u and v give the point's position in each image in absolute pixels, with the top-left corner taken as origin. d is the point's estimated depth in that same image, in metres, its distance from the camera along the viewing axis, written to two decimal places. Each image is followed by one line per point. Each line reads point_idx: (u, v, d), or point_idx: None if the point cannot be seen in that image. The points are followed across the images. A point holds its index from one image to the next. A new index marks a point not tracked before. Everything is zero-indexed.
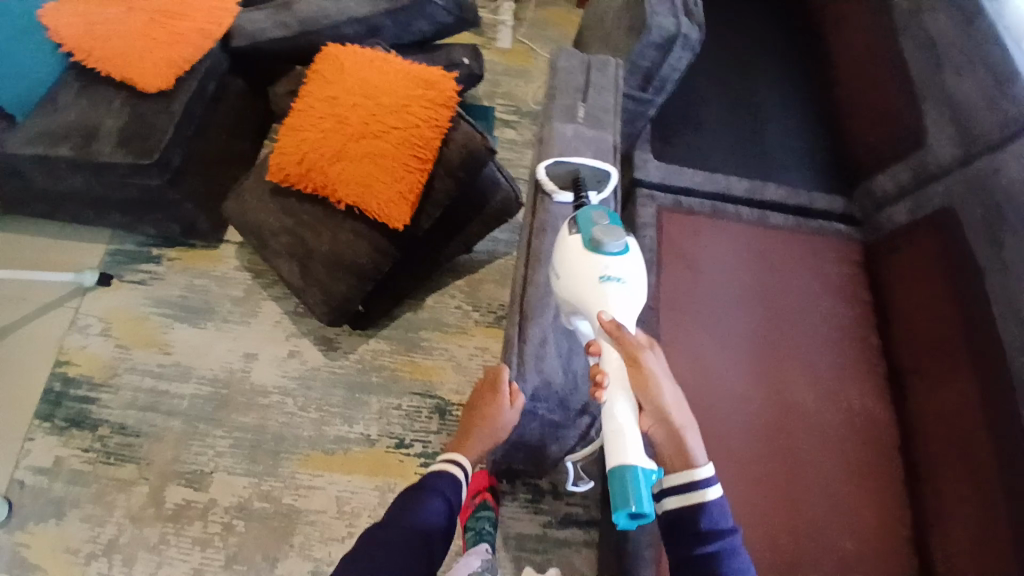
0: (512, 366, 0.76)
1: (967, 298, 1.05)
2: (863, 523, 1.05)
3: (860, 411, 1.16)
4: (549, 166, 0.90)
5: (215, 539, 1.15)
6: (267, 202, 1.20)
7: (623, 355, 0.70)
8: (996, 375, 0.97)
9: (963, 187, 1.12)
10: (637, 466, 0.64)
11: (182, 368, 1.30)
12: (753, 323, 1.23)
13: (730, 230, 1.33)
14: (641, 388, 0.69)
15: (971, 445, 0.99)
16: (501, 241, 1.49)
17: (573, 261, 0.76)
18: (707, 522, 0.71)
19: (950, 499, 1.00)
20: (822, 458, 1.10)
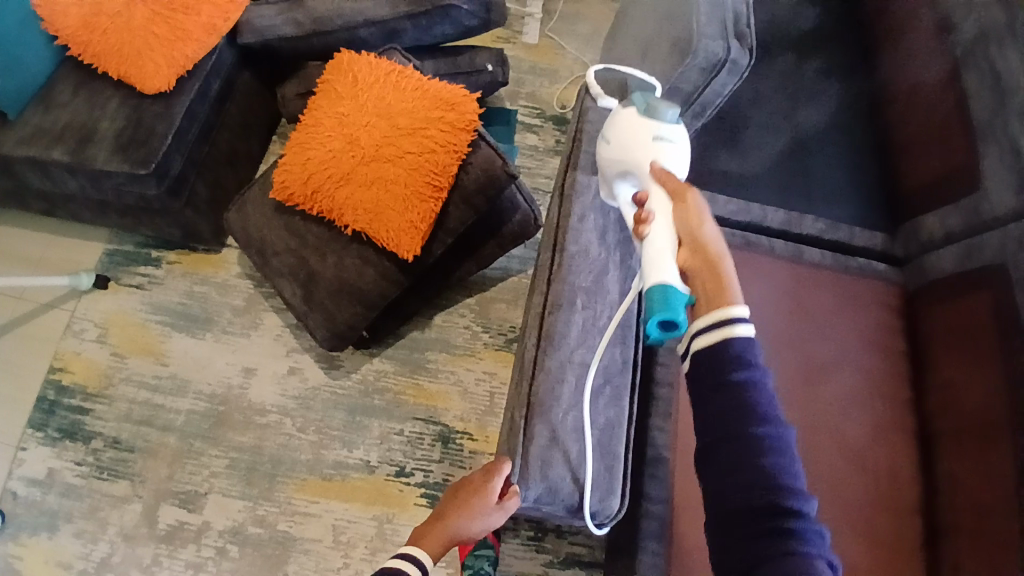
0: (515, 468, 0.75)
1: (1015, 373, 0.97)
2: None
3: (886, 473, 1.11)
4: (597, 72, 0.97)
5: (208, 564, 1.13)
6: (271, 219, 1.13)
7: (669, 190, 0.73)
8: None
9: (1018, 244, 1.03)
10: (672, 279, 0.65)
11: (178, 381, 1.25)
12: (782, 369, 1.17)
13: (763, 264, 1.26)
14: (686, 222, 0.71)
15: (1006, 539, 0.93)
16: (516, 258, 1.41)
17: (626, 125, 0.80)
18: (738, 348, 0.61)
19: None
20: (841, 519, 1.06)
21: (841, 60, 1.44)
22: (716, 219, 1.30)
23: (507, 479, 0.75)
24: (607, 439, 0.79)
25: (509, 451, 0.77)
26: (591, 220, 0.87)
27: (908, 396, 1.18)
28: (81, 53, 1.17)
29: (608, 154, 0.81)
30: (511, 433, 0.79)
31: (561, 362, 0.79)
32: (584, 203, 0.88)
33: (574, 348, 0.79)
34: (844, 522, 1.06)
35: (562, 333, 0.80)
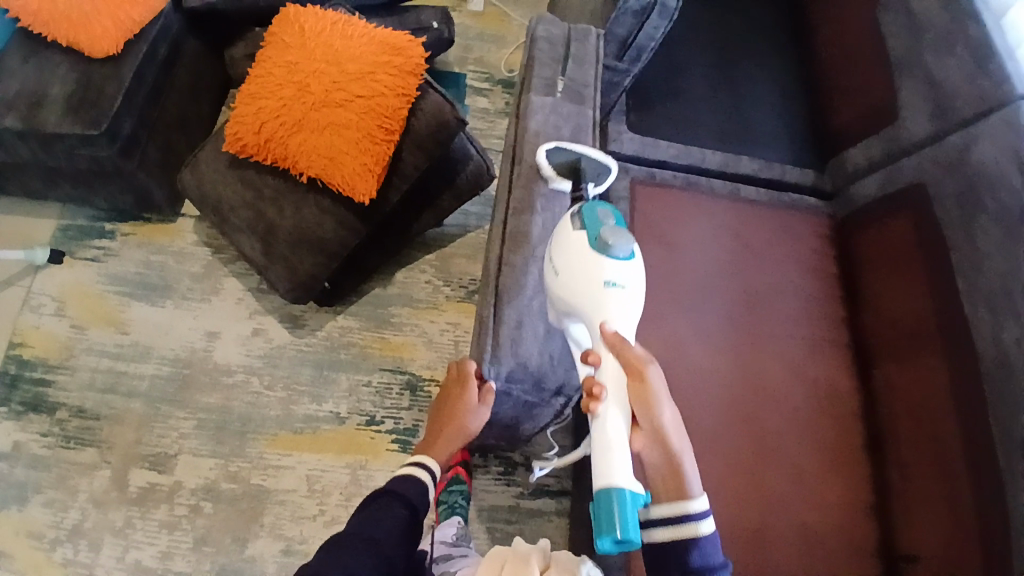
0: (488, 348, 0.79)
1: (939, 278, 1.04)
2: (828, 496, 1.06)
3: (829, 388, 1.15)
4: (549, 149, 0.88)
5: (182, 522, 1.14)
6: (225, 175, 1.16)
7: (623, 363, 0.71)
8: (967, 360, 0.96)
9: (933, 163, 1.11)
10: (624, 487, 0.65)
11: (141, 348, 1.26)
12: (725, 300, 1.20)
13: (703, 203, 1.29)
14: (642, 406, 0.71)
15: (941, 429, 0.98)
16: (473, 214, 1.45)
17: (574, 261, 0.76)
18: (698, 557, 0.71)
19: (916, 477, 1.01)
20: (789, 434, 1.10)
21: (769, 14, 1.54)
22: (658, 162, 1.32)
23: (480, 375, 0.80)
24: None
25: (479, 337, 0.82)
26: (546, 135, 0.92)
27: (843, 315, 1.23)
28: (31, 24, 1.16)
29: (556, 294, 0.77)
30: (479, 328, 0.83)
31: (525, 257, 0.84)
32: (538, 121, 0.93)
33: (536, 245, 0.85)
34: (792, 437, 1.10)
35: (524, 233, 0.85)
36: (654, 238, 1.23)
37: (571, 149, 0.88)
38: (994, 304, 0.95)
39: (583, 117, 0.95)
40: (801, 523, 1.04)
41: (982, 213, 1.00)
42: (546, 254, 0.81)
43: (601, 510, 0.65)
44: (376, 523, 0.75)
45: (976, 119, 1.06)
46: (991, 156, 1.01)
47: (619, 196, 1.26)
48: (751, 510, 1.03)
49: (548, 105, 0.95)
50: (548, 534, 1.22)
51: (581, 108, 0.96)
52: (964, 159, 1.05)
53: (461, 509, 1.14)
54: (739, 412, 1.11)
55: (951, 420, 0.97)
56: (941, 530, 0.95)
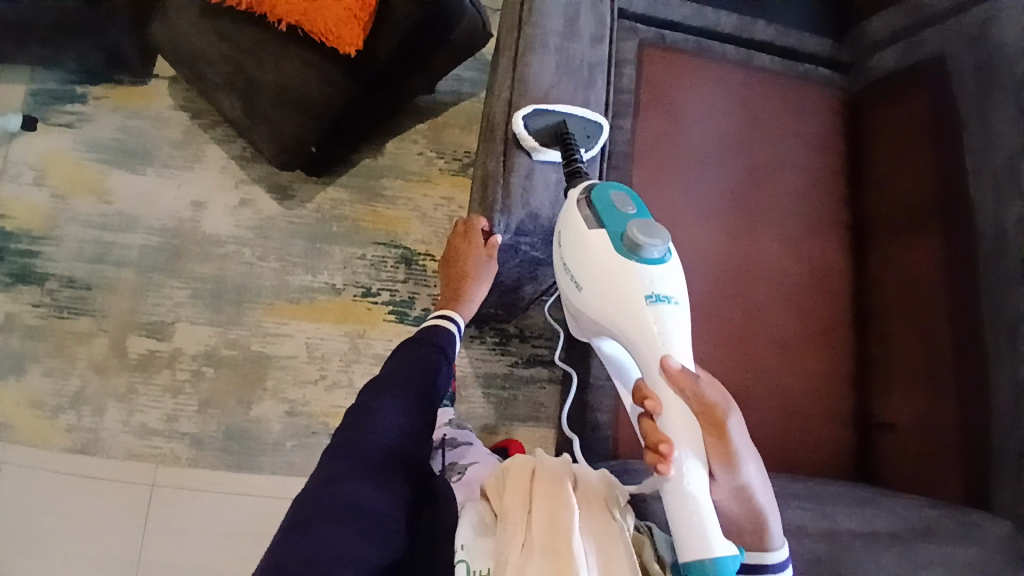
0: (497, 199, 0.79)
1: (947, 155, 1.02)
2: (811, 364, 1.09)
3: (821, 264, 1.15)
4: (527, 116, 0.81)
5: (186, 386, 1.16)
6: (198, 25, 1.07)
7: (696, 410, 0.66)
8: (964, 236, 0.97)
9: (955, 36, 1.07)
10: (720, 558, 0.63)
11: (127, 218, 1.22)
12: (727, 177, 1.17)
13: (713, 71, 1.21)
14: (721, 461, 0.66)
15: (928, 297, 1.00)
16: (466, 80, 1.37)
17: (612, 280, 0.71)
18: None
19: (898, 348, 1.03)
20: (779, 305, 1.11)
21: None
22: (669, 23, 1.23)
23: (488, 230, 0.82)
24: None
25: (488, 189, 0.81)
26: None
27: (844, 195, 1.21)
28: None
29: (589, 310, 0.75)
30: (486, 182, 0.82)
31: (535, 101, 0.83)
32: None
33: (546, 88, 0.84)
34: (783, 308, 1.11)
35: (535, 76, 0.84)
36: (660, 106, 1.17)
37: (554, 111, 0.81)
38: (1000, 185, 0.93)
39: None
40: (782, 389, 1.06)
41: (996, 87, 0.97)
42: (563, 263, 0.77)
43: None
44: (412, 366, 0.78)
45: None
46: (1013, 28, 0.98)
47: (626, 60, 1.18)
48: (736, 374, 1.06)
49: None
50: (541, 400, 1.26)
51: None
52: (983, 35, 1.02)
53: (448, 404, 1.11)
54: (733, 287, 1.11)
55: (939, 286, 0.99)
56: (919, 399, 0.99)
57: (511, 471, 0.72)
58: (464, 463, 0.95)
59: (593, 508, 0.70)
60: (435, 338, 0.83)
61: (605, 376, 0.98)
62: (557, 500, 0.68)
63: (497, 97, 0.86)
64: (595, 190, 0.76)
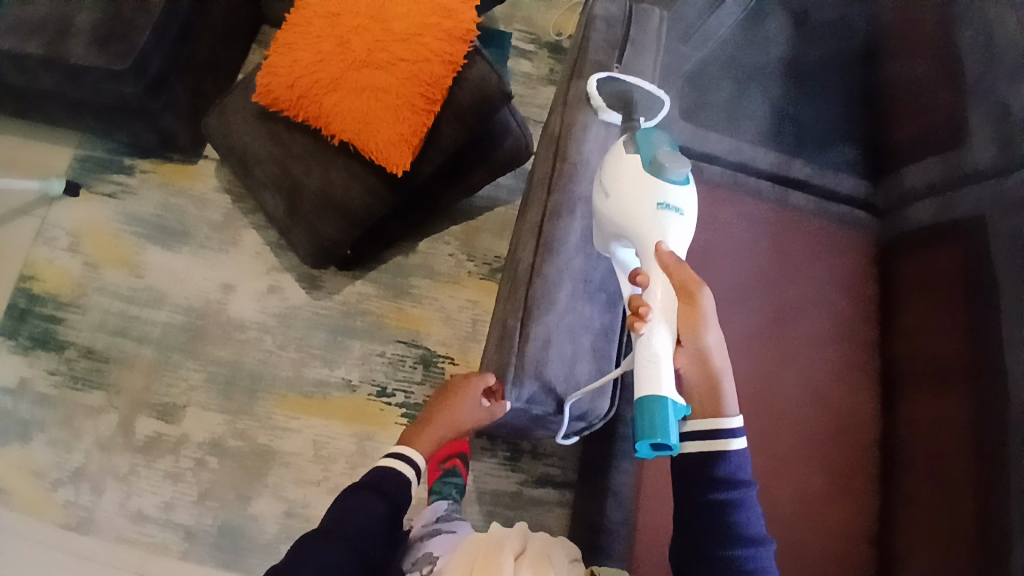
0: (509, 369, 0.76)
1: (977, 320, 0.93)
2: (828, 525, 1.01)
3: (847, 417, 1.08)
4: (600, 79, 0.88)
5: (186, 474, 1.14)
6: (254, 127, 1.13)
7: (676, 283, 0.67)
8: (993, 416, 0.86)
9: (991, 199, 0.97)
10: (668, 397, 0.62)
11: (154, 295, 1.24)
12: (753, 316, 1.13)
13: (747, 207, 1.20)
14: (688, 326, 0.67)
15: (952, 470, 0.90)
16: (504, 187, 1.39)
17: (627, 180, 0.72)
18: (727, 470, 0.67)
19: (918, 525, 0.93)
20: (797, 458, 1.05)
21: None
22: (707, 158, 1.22)
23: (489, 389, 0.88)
24: (601, 343, 0.81)
25: (503, 362, 0.79)
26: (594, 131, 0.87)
27: (874, 349, 1.13)
28: None
29: (607, 215, 0.74)
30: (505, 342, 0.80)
31: (559, 268, 0.80)
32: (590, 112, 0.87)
33: (572, 255, 0.80)
34: (802, 462, 1.05)
35: (561, 241, 0.80)
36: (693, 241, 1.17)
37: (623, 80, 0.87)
38: None
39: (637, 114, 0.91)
40: (794, 549, 0.99)
41: None
42: (598, 180, 0.77)
43: (644, 423, 0.61)
44: (357, 520, 0.75)
45: None
46: None
47: None
48: None
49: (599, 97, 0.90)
50: (549, 525, 1.21)
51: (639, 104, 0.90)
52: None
53: (455, 499, 1.08)
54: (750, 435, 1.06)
55: (965, 466, 0.88)
56: None
57: (461, 549, 0.80)
58: (437, 552, 0.87)
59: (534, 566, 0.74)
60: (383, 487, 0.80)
61: (622, 519, 0.93)
62: (489, 565, 0.74)
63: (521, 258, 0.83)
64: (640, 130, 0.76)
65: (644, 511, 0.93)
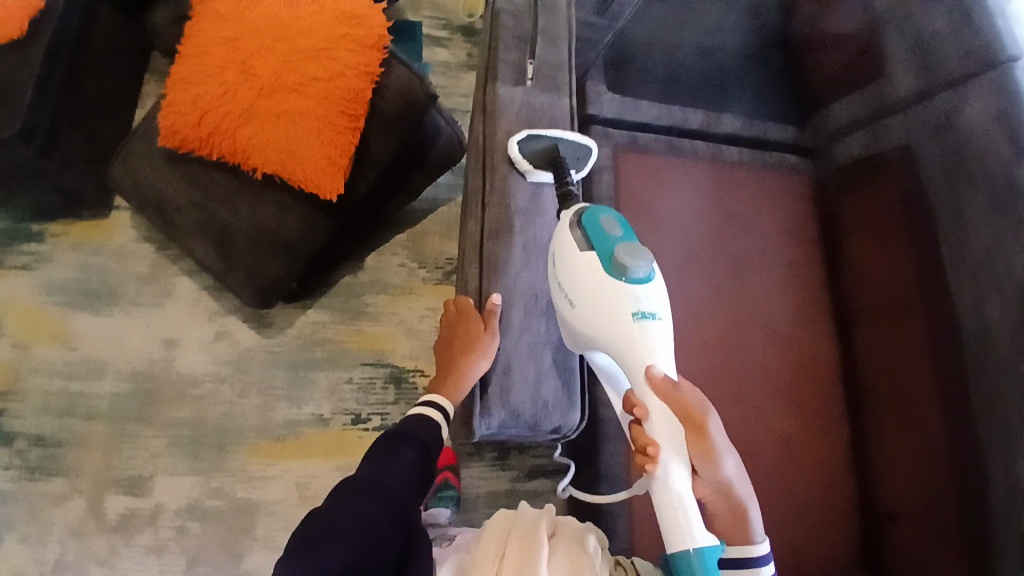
0: (476, 404, 0.81)
1: (927, 259, 0.89)
2: (809, 490, 0.95)
3: (813, 373, 1.02)
4: (523, 141, 0.88)
5: (171, 544, 1.09)
6: (165, 170, 1.06)
7: (678, 414, 0.69)
8: (955, 362, 0.82)
9: (920, 124, 0.95)
10: (703, 547, 0.66)
11: (94, 365, 1.18)
12: (708, 278, 1.04)
13: (685, 169, 1.11)
14: (702, 456, 0.69)
15: (921, 403, 0.87)
16: (443, 186, 1.35)
17: (599, 298, 0.73)
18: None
19: (897, 476, 0.90)
20: (773, 426, 0.97)
21: None
22: (637, 125, 1.13)
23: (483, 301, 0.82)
24: (562, 359, 0.84)
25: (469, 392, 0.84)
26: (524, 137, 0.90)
27: (830, 298, 1.07)
28: None
29: (580, 326, 0.75)
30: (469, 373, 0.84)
31: (508, 289, 0.84)
32: (510, 120, 0.91)
33: (518, 274, 0.84)
34: (776, 430, 0.97)
35: (505, 261, 0.84)
36: (634, 211, 1.07)
37: (546, 136, 0.88)
38: (1002, 300, 0.78)
39: (559, 108, 0.93)
40: (783, 526, 0.92)
41: (974, 169, 0.85)
42: (556, 280, 0.79)
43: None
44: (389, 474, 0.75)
45: (966, 79, 0.91)
46: (981, 119, 0.86)
47: (601, 167, 1.07)
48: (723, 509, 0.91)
49: (517, 96, 0.93)
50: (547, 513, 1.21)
51: (558, 98, 0.94)
52: (950, 124, 0.90)
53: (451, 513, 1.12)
54: (724, 407, 0.97)
55: (932, 413, 0.85)
56: (921, 534, 0.85)
57: (492, 526, 0.80)
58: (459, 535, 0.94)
59: (567, 550, 0.77)
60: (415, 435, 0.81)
61: (619, 500, 0.91)
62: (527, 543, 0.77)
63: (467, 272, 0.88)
64: (586, 211, 0.78)
65: (639, 498, 0.92)
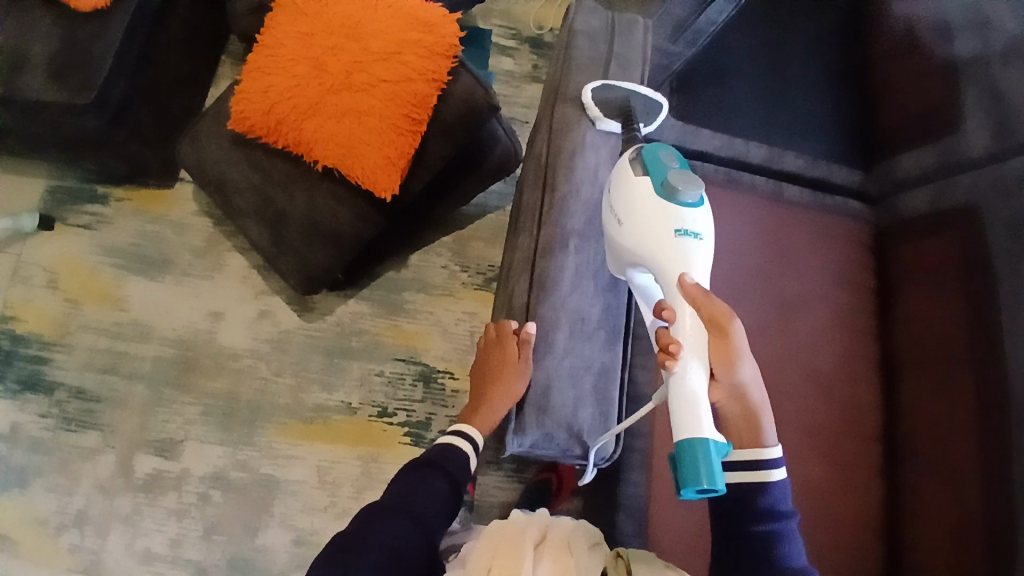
0: (512, 422, 0.81)
1: (987, 325, 0.86)
2: (836, 539, 0.91)
3: (851, 423, 0.98)
4: (595, 89, 0.91)
5: (191, 510, 1.13)
6: (231, 155, 1.10)
7: (704, 318, 0.68)
8: (1008, 436, 0.79)
9: (991, 185, 0.92)
10: (710, 437, 0.63)
11: (141, 328, 1.22)
12: (752, 313, 1.02)
13: (742, 201, 1.10)
14: (721, 360, 0.69)
15: (961, 473, 0.84)
16: (493, 193, 1.36)
17: (644, 212, 0.73)
18: (769, 501, 0.71)
19: (928, 542, 0.86)
20: (803, 470, 0.94)
21: None
22: (698, 154, 1.11)
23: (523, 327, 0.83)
24: (602, 386, 0.83)
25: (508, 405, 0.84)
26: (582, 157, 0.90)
27: (877, 351, 1.04)
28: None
29: (624, 244, 0.75)
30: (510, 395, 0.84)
31: (554, 308, 0.83)
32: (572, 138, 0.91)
33: (567, 295, 0.84)
34: (807, 476, 0.94)
35: (555, 280, 0.84)
36: None
37: (618, 88, 0.90)
38: None
39: None
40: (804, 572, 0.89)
41: None
42: (608, 206, 0.79)
43: (689, 466, 0.62)
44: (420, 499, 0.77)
45: None
46: None
47: None
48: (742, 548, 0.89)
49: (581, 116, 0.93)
50: None
51: None
52: (1022, 187, 0.87)
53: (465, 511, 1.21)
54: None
55: (974, 484, 0.82)
56: None
57: (485, 531, 0.82)
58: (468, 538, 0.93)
59: (554, 556, 0.77)
60: (443, 463, 0.83)
61: (635, 531, 0.90)
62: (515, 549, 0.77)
63: (517, 282, 0.87)
64: (645, 147, 0.79)
65: (656, 529, 0.90)
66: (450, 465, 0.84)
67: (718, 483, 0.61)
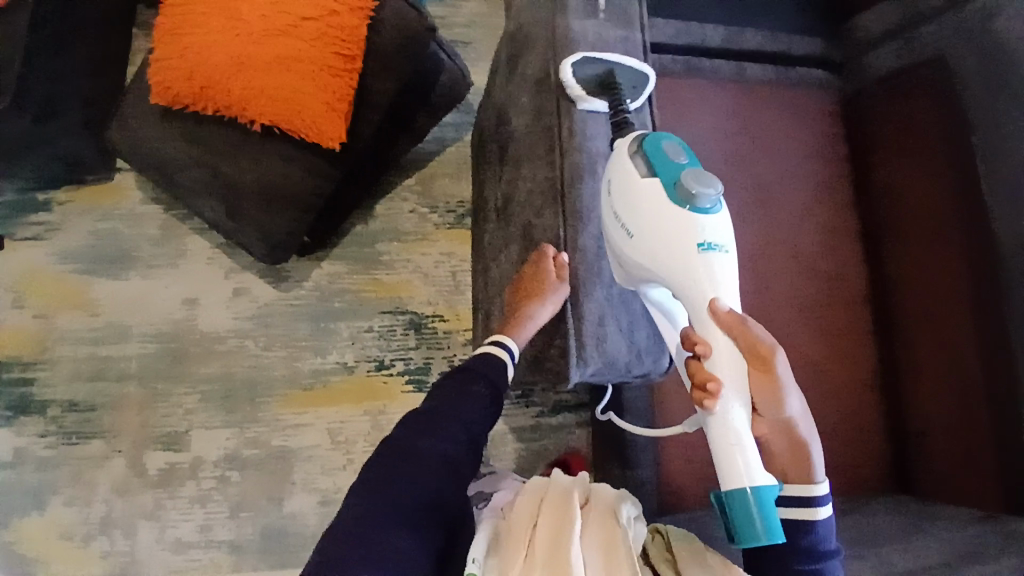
0: (573, 352, 0.80)
1: (963, 168, 0.85)
2: (838, 408, 0.95)
3: (841, 297, 1.00)
4: (577, 65, 0.82)
5: (213, 493, 1.14)
6: (167, 133, 1.04)
7: (743, 348, 0.66)
8: (991, 272, 0.80)
9: (954, 29, 0.89)
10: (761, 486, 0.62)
11: (119, 329, 1.20)
12: (732, 202, 1.01)
13: (707, 90, 1.06)
14: (766, 397, 0.66)
15: (954, 321, 0.85)
16: (450, 125, 1.31)
17: (659, 225, 0.69)
18: (813, 537, 0.68)
19: (927, 396, 0.89)
20: (801, 349, 0.96)
21: None
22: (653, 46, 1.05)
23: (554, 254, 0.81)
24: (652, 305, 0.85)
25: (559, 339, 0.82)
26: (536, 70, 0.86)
27: (858, 222, 1.04)
28: None
29: (636, 254, 0.71)
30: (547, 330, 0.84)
31: (592, 237, 0.82)
32: None
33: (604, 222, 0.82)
34: (803, 353, 0.96)
35: (589, 209, 0.82)
36: None
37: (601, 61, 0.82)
38: None
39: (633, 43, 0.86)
40: None
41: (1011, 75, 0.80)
42: (612, 213, 0.74)
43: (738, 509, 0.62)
44: (464, 407, 0.75)
45: None
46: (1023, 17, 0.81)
47: None
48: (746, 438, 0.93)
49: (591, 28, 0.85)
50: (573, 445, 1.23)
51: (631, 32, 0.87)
52: (986, 28, 0.84)
53: None
54: None
55: (966, 330, 0.84)
56: (950, 449, 0.85)
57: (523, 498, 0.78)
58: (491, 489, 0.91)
59: (599, 528, 0.74)
60: (483, 372, 0.79)
61: None
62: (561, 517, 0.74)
63: None
64: (648, 137, 0.73)
65: None
66: (489, 371, 0.80)
67: (774, 532, 0.61)
